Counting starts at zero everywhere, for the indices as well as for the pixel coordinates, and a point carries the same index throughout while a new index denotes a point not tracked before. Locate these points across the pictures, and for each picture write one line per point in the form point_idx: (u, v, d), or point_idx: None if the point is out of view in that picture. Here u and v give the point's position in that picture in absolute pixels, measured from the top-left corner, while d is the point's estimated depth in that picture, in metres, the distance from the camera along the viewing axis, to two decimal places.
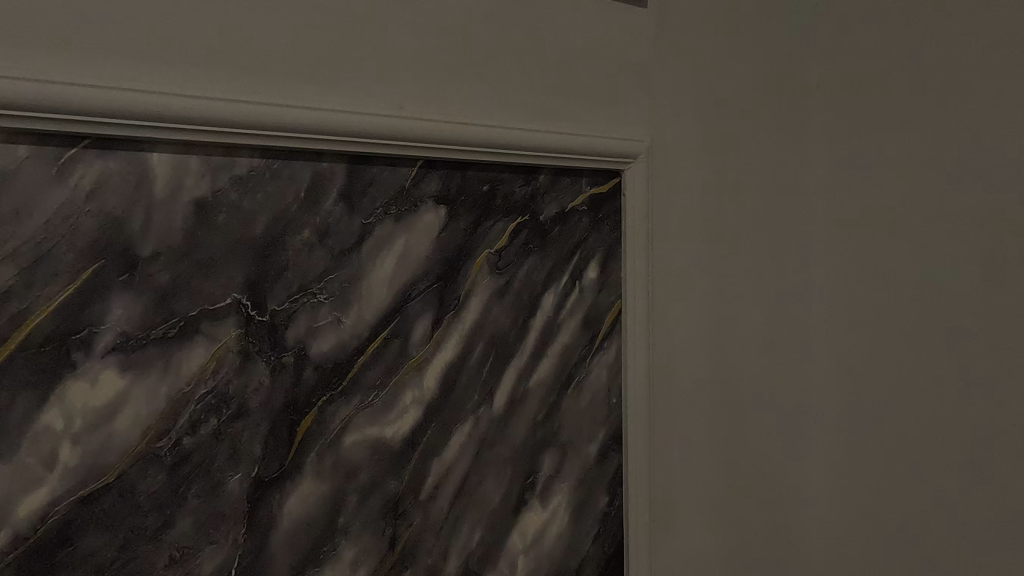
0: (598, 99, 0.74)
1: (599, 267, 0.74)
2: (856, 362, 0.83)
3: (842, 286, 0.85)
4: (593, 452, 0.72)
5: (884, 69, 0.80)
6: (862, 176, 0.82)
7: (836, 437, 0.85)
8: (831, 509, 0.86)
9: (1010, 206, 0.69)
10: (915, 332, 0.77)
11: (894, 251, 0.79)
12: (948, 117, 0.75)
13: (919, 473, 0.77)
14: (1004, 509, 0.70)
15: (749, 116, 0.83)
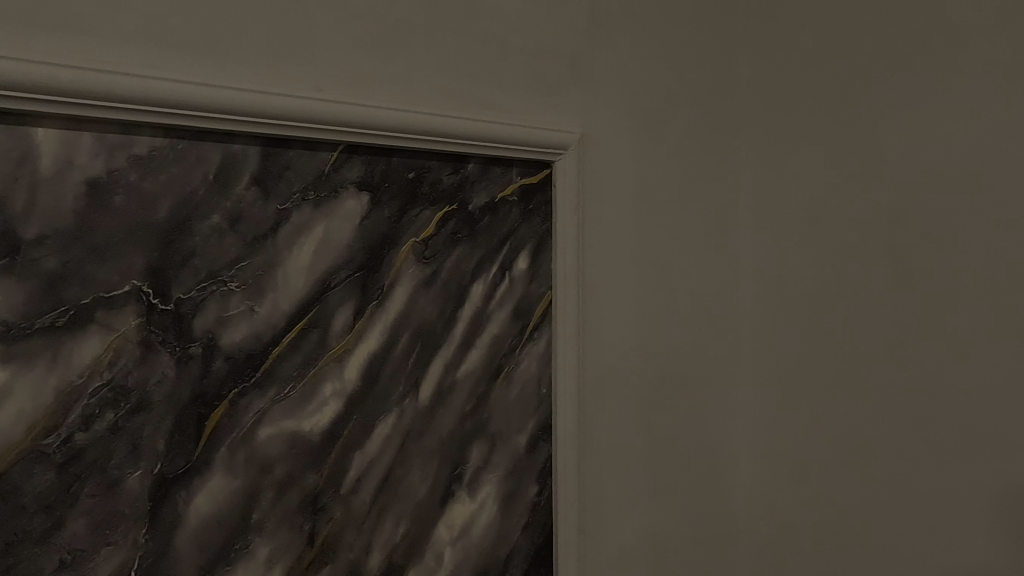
0: (531, 89, 0.72)
1: (530, 257, 0.73)
2: (774, 352, 0.93)
3: (764, 284, 0.93)
4: (523, 442, 0.74)
5: (804, 87, 0.88)
6: (780, 183, 0.91)
7: (756, 420, 0.95)
8: (752, 484, 0.96)
9: (904, 219, 0.78)
10: (820, 328, 0.87)
11: (802, 255, 0.89)
12: (852, 134, 0.83)
13: (823, 452, 0.87)
14: (891, 488, 0.80)
15: (682, 122, 0.87)
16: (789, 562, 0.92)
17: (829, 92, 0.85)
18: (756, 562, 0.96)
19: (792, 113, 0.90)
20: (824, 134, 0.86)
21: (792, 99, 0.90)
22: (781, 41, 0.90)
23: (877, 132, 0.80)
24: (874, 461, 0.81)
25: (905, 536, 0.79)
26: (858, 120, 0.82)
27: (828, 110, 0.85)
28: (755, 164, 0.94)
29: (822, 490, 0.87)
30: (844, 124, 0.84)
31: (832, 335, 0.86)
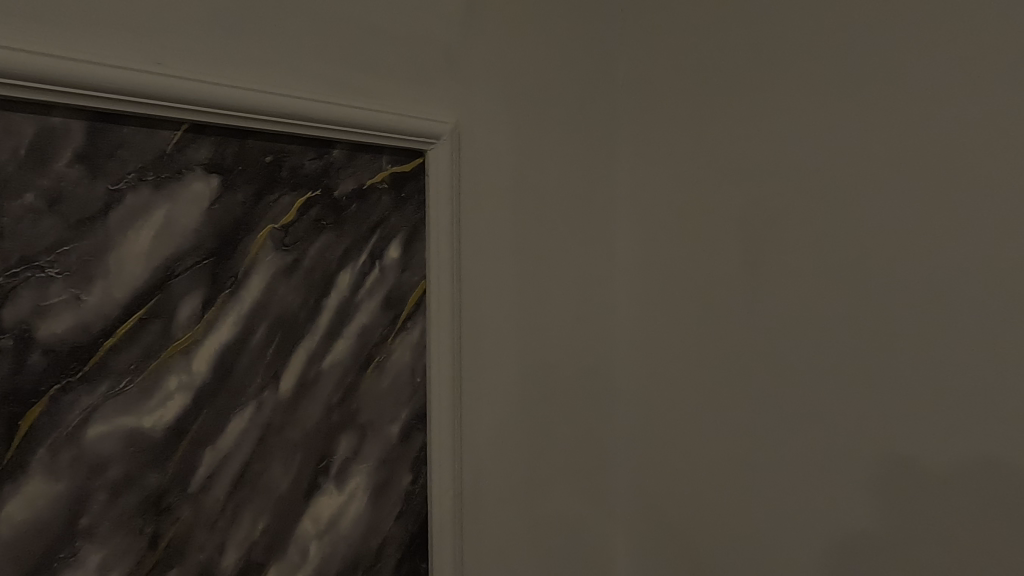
0: (402, 77, 0.72)
1: (403, 245, 0.73)
2: (648, 339, 0.98)
3: (639, 275, 0.99)
4: (396, 432, 0.74)
5: (672, 90, 0.94)
6: (653, 181, 0.97)
7: (632, 403, 1.01)
8: (630, 464, 1.02)
9: (749, 216, 0.86)
10: (684, 317, 0.94)
11: (670, 249, 0.95)
12: (709, 137, 0.90)
13: (686, 431, 0.95)
14: (738, 460, 0.89)
15: (560, 117, 0.90)
16: (659, 535, 0.98)
17: (692, 97, 0.92)
18: (632, 537, 1.02)
19: (663, 113, 0.95)
20: (690, 135, 0.92)
21: (661, 100, 0.95)
22: (654, 45, 0.96)
23: (732, 136, 0.88)
24: (725, 436, 0.90)
25: (756, 505, 0.87)
26: (716, 124, 0.89)
27: (693, 113, 0.92)
28: (632, 161, 0.99)
29: (686, 467, 0.95)
30: (705, 127, 0.91)
31: (692, 323, 0.93)
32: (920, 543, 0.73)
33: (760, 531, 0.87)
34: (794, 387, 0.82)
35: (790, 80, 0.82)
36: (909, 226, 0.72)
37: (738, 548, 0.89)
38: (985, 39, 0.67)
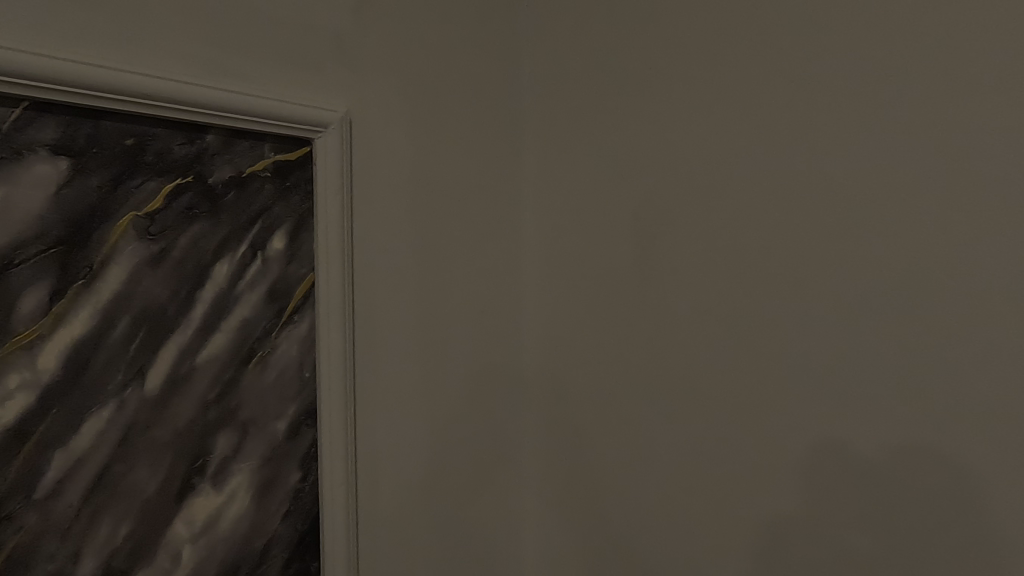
0: (283, 63, 0.70)
1: (289, 237, 0.71)
2: (553, 332, 1.00)
3: (544, 268, 1.00)
4: (282, 429, 0.71)
5: (571, 86, 0.95)
6: (555, 175, 0.98)
7: (536, 395, 1.03)
8: (537, 455, 1.03)
9: (642, 209, 0.87)
10: (584, 309, 0.95)
11: (570, 243, 0.96)
12: (604, 131, 0.91)
13: (588, 423, 0.96)
14: (633, 450, 0.90)
15: (459, 110, 0.90)
16: (561, 523, 1.01)
17: (589, 91, 0.93)
18: (539, 526, 1.04)
19: (563, 108, 0.96)
20: (588, 129, 0.93)
21: (562, 95, 0.96)
22: (554, 40, 0.97)
23: (624, 130, 0.89)
24: (622, 426, 0.92)
25: (648, 494, 0.89)
26: (609, 119, 0.90)
27: (589, 107, 0.93)
28: (535, 155, 1.00)
29: (586, 457, 0.97)
30: (599, 121, 0.92)
31: (590, 316, 0.94)
32: (787, 535, 0.75)
33: (651, 518, 0.89)
34: (681, 378, 0.84)
35: (677, 74, 0.83)
36: (777, 222, 0.74)
37: (631, 535, 0.91)
38: (847, 35, 0.68)
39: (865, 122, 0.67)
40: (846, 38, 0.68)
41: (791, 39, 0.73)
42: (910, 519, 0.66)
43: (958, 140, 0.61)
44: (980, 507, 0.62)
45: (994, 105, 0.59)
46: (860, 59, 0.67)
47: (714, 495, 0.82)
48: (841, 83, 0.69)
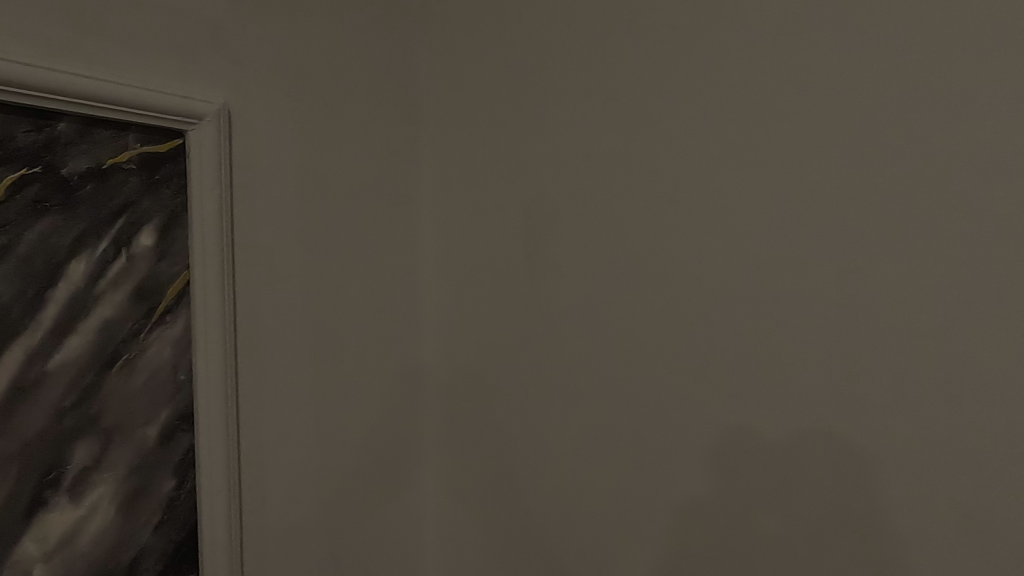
0: (149, 51, 0.67)
1: (159, 232, 0.67)
2: (452, 329, 1.01)
3: (443, 266, 1.01)
4: (153, 435, 0.68)
5: (467, 87, 0.97)
6: (452, 175, 0.99)
7: (436, 392, 1.03)
8: (439, 452, 1.04)
9: (533, 209, 0.91)
10: (481, 307, 0.97)
11: (467, 241, 0.98)
12: (499, 133, 0.94)
13: (486, 417, 0.98)
14: (529, 441, 0.94)
15: (353, 107, 0.89)
16: (462, 514, 1.02)
17: (485, 94, 0.95)
18: (441, 522, 1.05)
19: (460, 109, 0.98)
20: (484, 131, 0.95)
21: (459, 96, 0.98)
22: (451, 41, 0.98)
23: (517, 133, 0.92)
24: (517, 418, 0.95)
25: (542, 481, 0.93)
26: (503, 121, 0.93)
27: (484, 110, 0.95)
28: (434, 154, 1.01)
29: (484, 450, 0.99)
30: (495, 124, 0.94)
31: (487, 313, 0.97)
32: (662, 507, 0.83)
33: (546, 504, 0.93)
34: (572, 369, 0.89)
35: (567, 77, 0.88)
36: (653, 222, 0.81)
37: (529, 520, 0.95)
38: (712, 57, 0.77)
39: (727, 131, 0.76)
40: (711, 59, 0.77)
41: (663, 56, 0.80)
42: (764, 484, 0.76)
43: (796, 148, 0.71)
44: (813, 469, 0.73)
45: (825, 119, 0.70)
46: (724, 74, 0.76)
47: (603, 475, 0.87)
48: (709, 95, 0.77)
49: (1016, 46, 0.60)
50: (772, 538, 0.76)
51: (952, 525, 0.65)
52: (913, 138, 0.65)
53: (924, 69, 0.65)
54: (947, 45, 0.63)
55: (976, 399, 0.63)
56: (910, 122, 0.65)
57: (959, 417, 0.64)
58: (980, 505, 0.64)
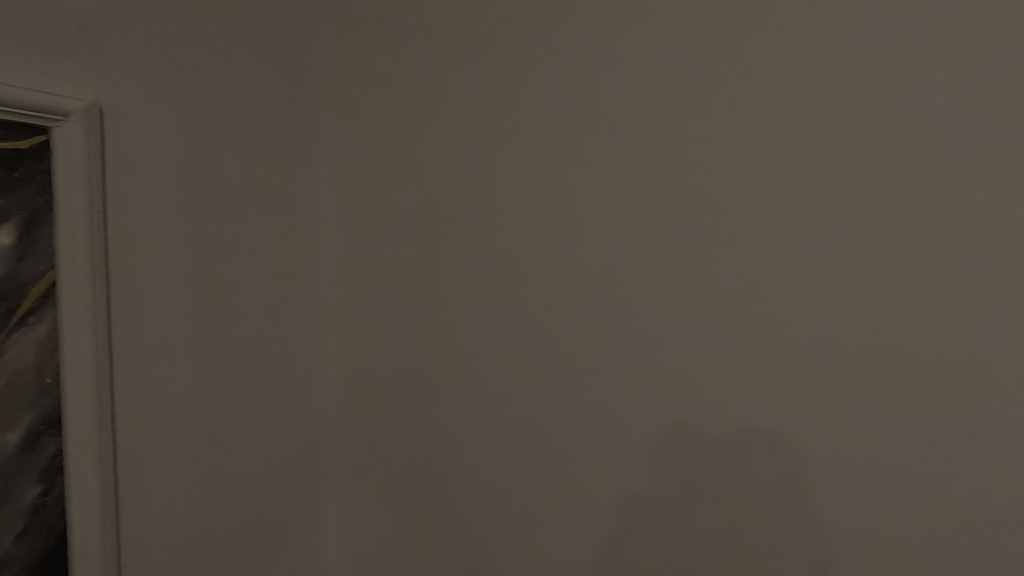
0: (10, 45, 0.65)
1: (19, 231, 0.65)
2: (352, 330, 1.02)
3: (342, 268, 1.02)
4: (15, 441, 0.65)
5: (363, 94, 0.99)
6: (348, 179, 1.01)
7: (336, 394, 1.04)
8: (340, 452, 1.05)
9: (426, 213, 0.94)
10: (378, 308, 0.99)
11: (364, 244, 1.00)
12: (394, 139, 0.97)
13: (384, 416, 1.00)
14: (425, 438, 0.97)
15: (244, 109, 0.90)
16: (363, 513, 1.04)
17: (380, 100, 0.98)
18: (342, 522, 1.06)
19: (357, 115, 1.00)
20: (380, 136, 0.98)
21: (355, 103, 1.00)
22: (348, 49, 1.00)
23: (411, 139, 0.95)
24: (414, 416, 0.98)
25: (438, 478, 0.96)
26: (398, 128, 0.96)
27: (380, 116, 0.98)
28: (331, 159, 1.02)
29: (381, 449, 1.01)
30: (390, 130, 0.97)
31: (384, 314, 0.99)
32: (546, 494, 0.88)
33: (442, 498, 0.96)
34: (464, 367, 0.93)
35: (458, 86, 0.92)
36: (534, 227, 0.87)
37: (426, 515, 0.97)
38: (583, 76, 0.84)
39: (598, 142, 0.83)
40: (582, 79, 0.84)
41: (542, 72, 0.86)
42: (627, 463, 0.83)
43: (653, 163, 0.80)
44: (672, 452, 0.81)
45: (676, 138, 0.79)
46: (594, 91, 0.83)
47: (495, 467, 0.92)
48: (581, 108, 0.84)
49: (823, 82, 0.72)
50: (640, 516, 0.83)
51: (778, 491, 0.75)
52: (745, 157, 0.75)
53: (752, 97, 0.75)
54: (770, 77, 0.74)
55: (797, 382, 0.74)
56: (745, 145, 0.75)
57: (783, 396, 0.74)
58: (796, 470, 0.74)
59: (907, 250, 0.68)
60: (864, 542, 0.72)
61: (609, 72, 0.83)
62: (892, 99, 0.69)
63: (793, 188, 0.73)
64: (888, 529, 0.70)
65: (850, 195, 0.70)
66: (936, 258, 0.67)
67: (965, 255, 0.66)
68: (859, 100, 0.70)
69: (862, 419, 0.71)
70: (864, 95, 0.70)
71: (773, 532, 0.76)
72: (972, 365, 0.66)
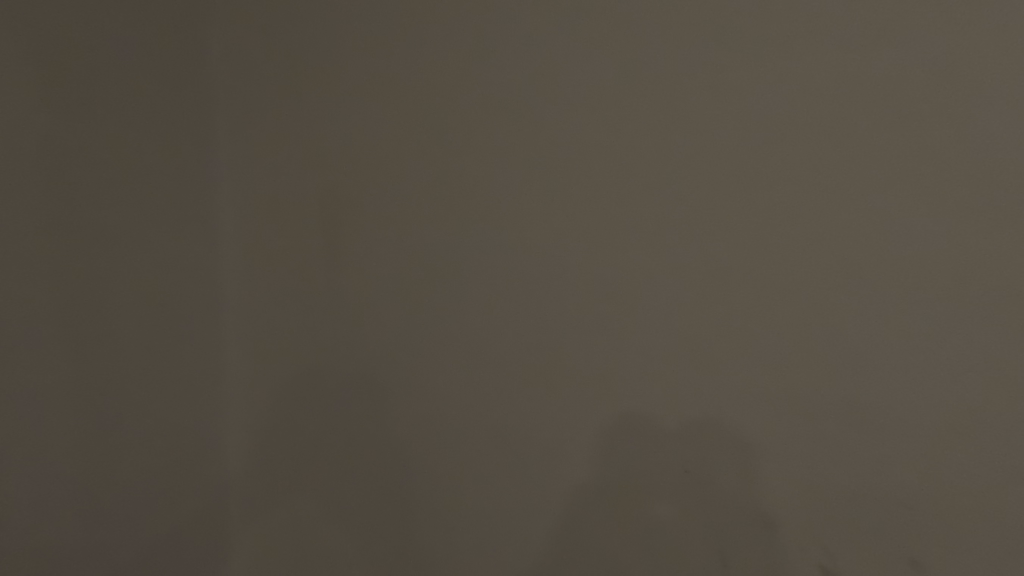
0: None
1: None
2: (256, 326, 0.96)
3: (244, 259, 0.96)
4: None
5: (267, 74, 0.94)
6: (250, 165, 0.95)
7: (239, 393, 0.98)
8: (242, 456, 0.97)
9: (329, 200, 0.89)
10: (280, 301, 0.94)
11: (266, 233, 0.94)
12: (297, 122, 0.91)
13: (288, 416, 0.94)
14: (327, 440, 0.90)
15: (125, 82, 0.82)
16: (261, 519, 0.96)
17: (283, 82, 0.92)
18: (242, 532, 0.97)
19: (260, 98, 0.94)
20: (282, 119, 0.92)
21: (257, 85, 0.94)
22: (249, 27, 0.95)
23: (313, 122, 0.90)
24: (318, 417, 0.91)
25: (340, 483, 0.88)
26: (301, 110, 0.91)
27: (283, 98, 0.92)
28: (232, 144, 0.96)
29: (284, 452, 0.94)
30: (293, 113, 0.91)
31: (287, 307, 0.93)
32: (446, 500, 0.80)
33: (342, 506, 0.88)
34: (368, 363, 0.86)
35: (360, 65, 0.86)
36: (437, 211, 0.81)
37: (327, 523, 0.90)
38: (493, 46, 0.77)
39: (505, 115, 0.76)
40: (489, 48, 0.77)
41: (447, 44, 0.80)
42: (529, 465, 0.74)
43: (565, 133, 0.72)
44: (579, 454, 0.71)
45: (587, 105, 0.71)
46: (502, 61, 0.76)
47: (393, 463, 0.84)
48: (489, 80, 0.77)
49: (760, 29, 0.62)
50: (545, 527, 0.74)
51: (676, 479, 0.66)
52: (663, 122, 0.66)
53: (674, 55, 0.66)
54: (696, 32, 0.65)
55: (717, 376, 0.64)
56: (647, 103, 0.68)
57: (704, 393, 0.64)
58: (709, 475, 0.64)
59: (827, 209, 0.59)
60: (766, 531, 0.62)
61: (517, 40, 0.76)
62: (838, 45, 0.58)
63: (719, 153, 0.63)
64: (820, 539, 0.59)
65: (788, 159, 0.60)
66: (856, 216, 0.57)
67: (890, 212, 0.56)
68: (799, 48, 0.60)
69: (788, 416, 0.60)
70: (806, 40, 0.60)
71: (688, 548, 0.66)
72: (934, 355, 0.54)
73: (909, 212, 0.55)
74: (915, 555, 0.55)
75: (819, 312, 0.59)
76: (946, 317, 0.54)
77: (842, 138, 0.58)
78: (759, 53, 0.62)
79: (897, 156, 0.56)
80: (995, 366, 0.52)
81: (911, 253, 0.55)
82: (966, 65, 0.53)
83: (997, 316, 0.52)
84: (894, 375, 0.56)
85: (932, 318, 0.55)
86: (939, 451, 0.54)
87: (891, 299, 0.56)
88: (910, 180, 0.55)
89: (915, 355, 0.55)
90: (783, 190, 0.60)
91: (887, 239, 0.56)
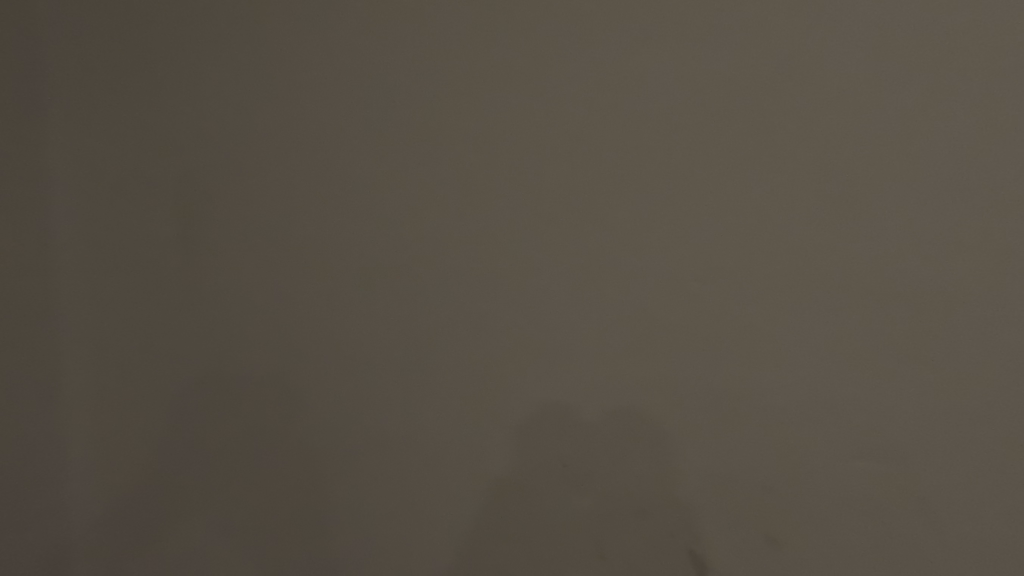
0: None
1: None
2: (101, 329, 0.84)
3: (85, 252, 0.83)
4: None
5: (111, 42, 0.82)
6: (90, 145, 0.83)
7: (82, 406, 0.85)
8: (85, 477, 0.85)
9: (184, 186, 0.79)
10: (129, 302, 0.82)
11: (110, 223, 0.82)
12: (146, 98, 0.80)
13: (142, 431, 0.83)
14: (189, 455, 0.81)
15: None
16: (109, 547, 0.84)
17: (130, 51, 0.81)
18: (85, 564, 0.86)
19: (102, 68, 0.82)
20: (129, 93, 0.81)
21: (99, 53, 0.82)
22: None
23: (166, 99, 0.80)
24: (177, 431, 0.81)
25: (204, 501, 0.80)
26: (152, 85, 0.80)
27: (129, 70, 0.81)
28: (69, 120, 0.83)
29: (137, 471, 0.83)
30: (142, 87, 0.80)
31: (137, 308, 0.82)
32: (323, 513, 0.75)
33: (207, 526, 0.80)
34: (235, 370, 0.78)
35: (223, 37, 0.77)
36: (305, 201, 0.74)
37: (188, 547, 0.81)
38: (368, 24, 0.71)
39: (381, 99, 0.71)
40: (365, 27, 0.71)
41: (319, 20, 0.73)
42: (410, 471, 0.71)
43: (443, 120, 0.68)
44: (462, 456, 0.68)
45: (467, 91, 0.67)
46: (379, 42, 0.71)
47: (261, 480, 0.77)
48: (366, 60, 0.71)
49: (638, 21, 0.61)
50: (424, 534, 0.70)
51: (555, 474, 0.65)
52: (542, 111, 0.65)
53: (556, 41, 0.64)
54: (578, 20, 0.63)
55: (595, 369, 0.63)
56: (525, 93, 0.65)
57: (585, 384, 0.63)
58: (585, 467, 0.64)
59: (696, 200, 0.59)
60: (633, 520, 0.62)
61: (395, 18, 0.70)
62: (710, 38, 0.59)
63: (596, 143, 0.62)
64: (681, 522, 0.61)
65: (660, 151, 0.60)
66: (715, 206, 0.59)
67: (744, 202, 0.58)
68: (676, 41, 0.60)
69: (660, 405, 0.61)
70: (681, 33, 0.60)
71: (564, 542, 0.65)
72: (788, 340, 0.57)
73: (766, 202, 0.57)
74: (770, 535, 0.58)
75: (691, 300, 0.59)
76: (801, 307, 0.56)
77: (711, 127, 0.59)
78: (639, 40, 0.61)
79: (759, 144, 0.57)
80: (844, 347, 0.55)
81: (768, 240, 0.57)
82: (820, 61, 0.56)
83: (845, 305, 0.55)
84: (758, 364, 0.58)
85: (794, 304, 0.56)
86: (792, 431, 0.57)
87: (754, 289, 0.58)
88: (772, 172, 0.57)
89: (782, 344, 0.57)
90: (656, 183, 0.61)
91: (742, 227, 0.58)
